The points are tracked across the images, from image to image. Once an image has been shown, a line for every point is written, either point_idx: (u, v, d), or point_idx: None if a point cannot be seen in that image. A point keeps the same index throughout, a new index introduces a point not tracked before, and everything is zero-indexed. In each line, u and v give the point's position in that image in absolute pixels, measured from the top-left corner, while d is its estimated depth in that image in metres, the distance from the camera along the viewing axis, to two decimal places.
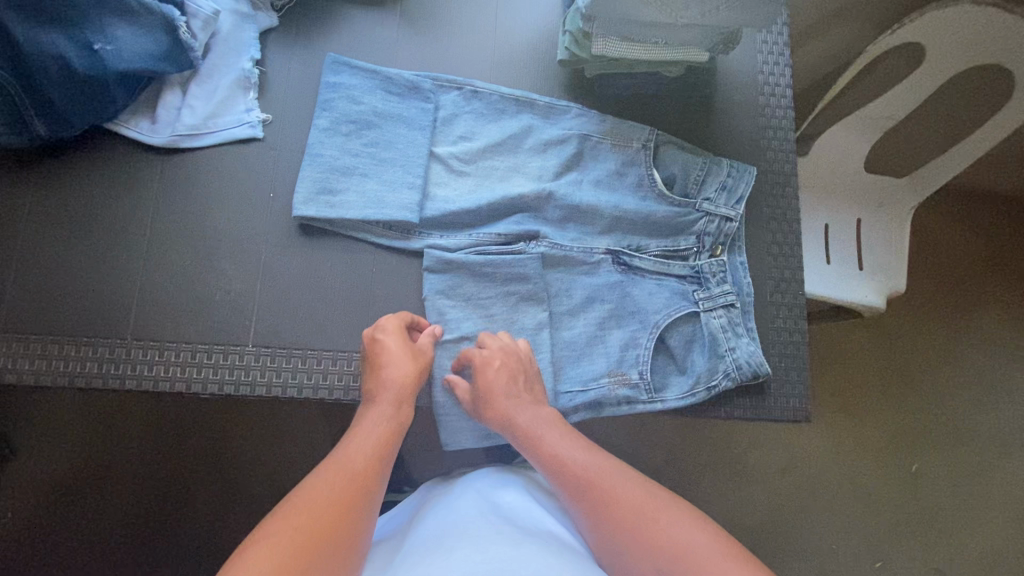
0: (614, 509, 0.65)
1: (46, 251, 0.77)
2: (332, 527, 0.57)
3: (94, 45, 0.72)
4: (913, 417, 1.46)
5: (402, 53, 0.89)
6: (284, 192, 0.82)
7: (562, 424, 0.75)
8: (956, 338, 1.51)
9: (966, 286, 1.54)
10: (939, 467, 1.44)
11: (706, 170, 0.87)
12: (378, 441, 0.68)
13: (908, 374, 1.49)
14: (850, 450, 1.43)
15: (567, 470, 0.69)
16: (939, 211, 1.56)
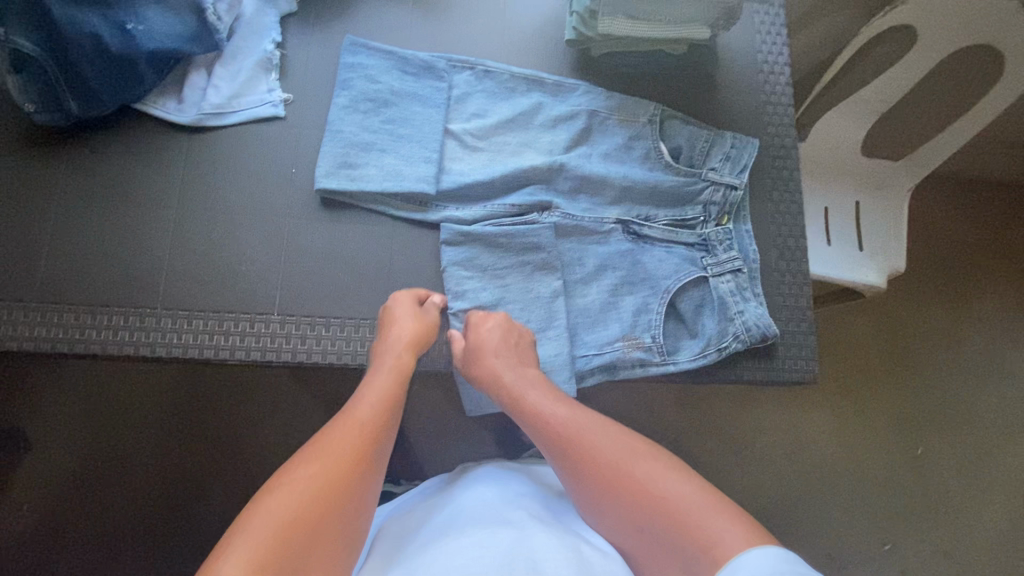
0: (590, 465, 0.66)
1: (79, 224, 0.80)
2: (338, 484, 0.57)
3: (126, 25, 0.75)
4: (915, 396, 1.49)
5: (416, 36, 0.93)
6: (305, 167, 0.86)
7: (550, 386, 0.76)
8: (957, 317, 1.54)
9: (964, 266, 1.57)
10: (943, 444, 1.46)
11: (710, 142, 0.91)
12: (382, 405, 0.68)
13: (910, 353, 1.51)
14: (855, 428, 1.45)
15: (551, 428, 0.70)
16: (935, 194, 1.60)
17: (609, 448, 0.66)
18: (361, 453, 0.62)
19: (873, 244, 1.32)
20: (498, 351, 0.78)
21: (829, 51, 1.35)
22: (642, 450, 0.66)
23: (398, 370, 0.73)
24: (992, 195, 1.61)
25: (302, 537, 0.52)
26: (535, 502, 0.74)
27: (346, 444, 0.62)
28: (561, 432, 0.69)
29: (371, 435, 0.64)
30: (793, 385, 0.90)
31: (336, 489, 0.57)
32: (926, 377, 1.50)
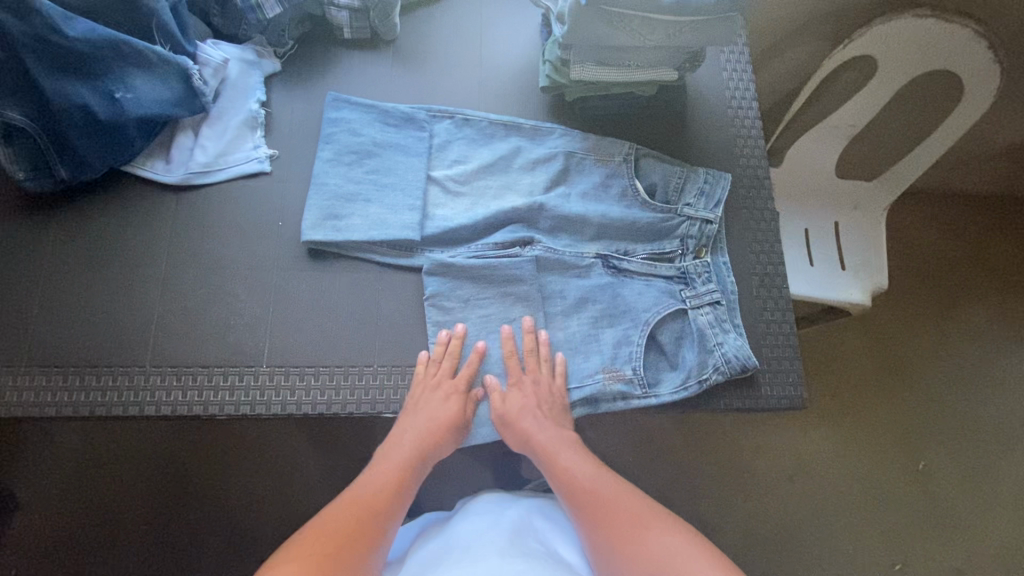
0: (609, 532, 0.73)
1: (66, 287, 0.81)
2: (362, 524, 0.70)
3: (116, 95, 0.78)
4: (911, 412, 1.49)
5: (397, 89, 0.97)
6: (292, 220, 0.88)
7: (579, 447, 0.82)
8: (945, 331, 1.56)
9: (948, 282, 1.60)
10: (943, 460, 1.46)
11: (684, 178, 0.94)
12: (418, 443, 0.79)
13: (902, 369, 1.52)
14: (853, 450, 1.45)
15: (577, 492, 0.77)
16: (913, 212, 1.64)
17: (625, 520, 0.73)
18: (387, 498, 0.74)
19: (854, 263, 1.35)
20: (534, 410, 0.82)
21: (795, 81, 1.40)
22: (654, 519, 0.73)
23: (445, 400, 0.81)
24: (966, 211, 1.65)
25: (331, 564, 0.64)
26: (532, 538, 0.77)
27: (377, 493, 0.74)
28: (584, 496, 0.76)
29: (396, 483, 0.76)
30: (783, 411, 0.90)
31: (359, 530, 0.69)
32: (919, 393, 1.51)
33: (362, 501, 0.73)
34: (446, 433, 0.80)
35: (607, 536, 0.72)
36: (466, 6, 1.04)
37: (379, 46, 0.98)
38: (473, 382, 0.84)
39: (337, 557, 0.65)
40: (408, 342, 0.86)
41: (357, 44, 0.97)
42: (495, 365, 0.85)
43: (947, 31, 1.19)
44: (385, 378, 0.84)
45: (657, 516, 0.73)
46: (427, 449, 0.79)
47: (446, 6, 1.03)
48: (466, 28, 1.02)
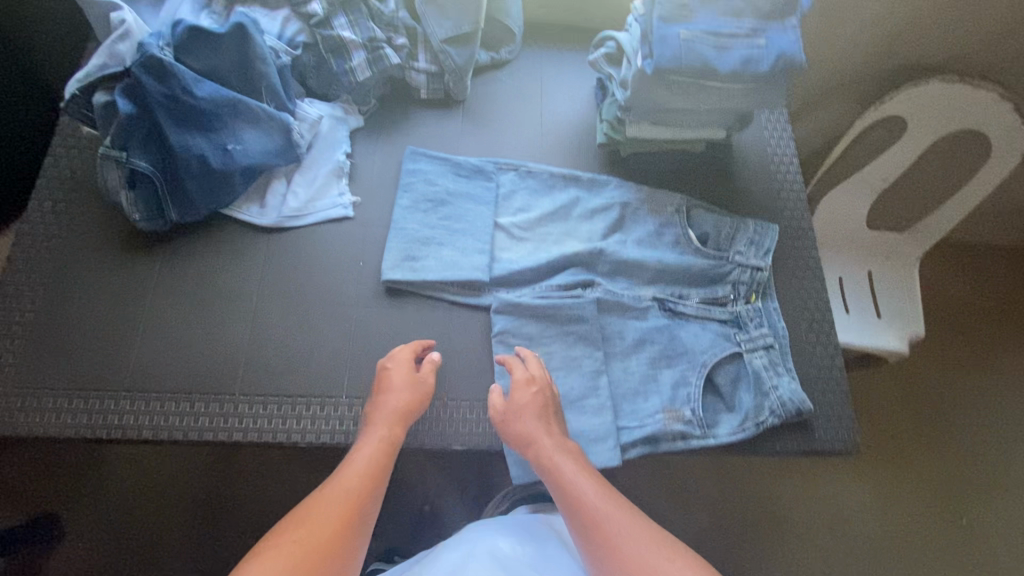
0: (606, 549, 0.72)
1: (167, 318, 0.87)
2: (347, 522, 0.70)
3: (227, 146, 0.86)
4: (951, 461, 1.48)
5: (466, 144, 1.07)
6: (371, 260, 0.95)
7: (579, 458, 0.80)
8: (980, 379, 1.57)
9: (981, 330, 1.62)
10: (985, 511, 1.44)
11: (735, 228, 1.00)
12: (396, 425, 0.80)
13: (939, 416, 1.53)
14: (895, 500, 1.43)
15: (579, 504, 0.76)
16: (942, 263, 1.68)
17: (622, 534, 0.73)
18: (368, 490, 0.74)
19: (891, 311, 1.40)
20: (539, 420, 0.82)
21: (827, 136, 1.48)
22: (646, 534, 0.73)
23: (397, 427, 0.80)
24: (997, 263, 1.69)
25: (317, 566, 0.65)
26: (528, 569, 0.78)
27: (357, 485, 0.73)
28: (587, 509, 0.75)
29: (374, 473, 0.75)
30: (837, 454, 0.93)
31: (343, 529, 0.69)
32: (962, 444, 1.50)
33: (341, 496, 0.72)
34: (417, 405, 0.83)
35: (605, 550, 0.72)
36: (528, 71, 1.14)
37: (450, 105, 1.08)
38: None
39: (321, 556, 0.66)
40: (476, 378, 0.91)
41: (431, 103, 1.07)
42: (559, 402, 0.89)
43: (974, 95, 1.26)
44: (455, 413, 0.89)
45: (650, 532, 0.74)
46: (401, 435, 0.80)
47: (510, 70, 1.14)
48: (527, 91, 1.13)
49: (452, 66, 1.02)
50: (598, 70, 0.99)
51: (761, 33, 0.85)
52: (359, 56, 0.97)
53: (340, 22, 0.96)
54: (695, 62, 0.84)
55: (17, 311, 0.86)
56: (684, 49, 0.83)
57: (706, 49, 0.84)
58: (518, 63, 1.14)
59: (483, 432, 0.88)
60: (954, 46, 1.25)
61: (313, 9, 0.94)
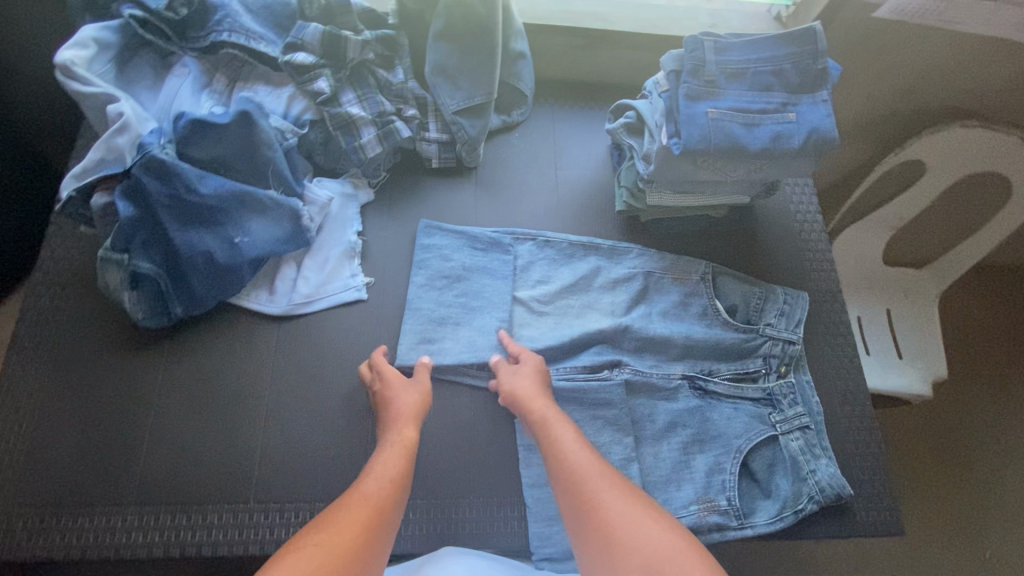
0: (592, 512, 0.65)
1: (176, 421, 0.83)
2: (374, 524, 0.62)
3: (234, 239, 0.82)
4: (979, 503, 1.43)
5: (481, 212, 1.03)
6: (387, 346, 0.91)
7: (573, 423, 0.79)
8: (1003, 410, 1.52)
9: (1004, 360, 1.56)
10: (1017, 554, 1.38)
11: (764, 298, 0.97)
12: (410, 425, 0.79)
13: (964, 454, 1.48)
14: (925, 547, 1.39)
15: (569, 467, 0.71)
16: (962, 291, 1.62)
17: (612, 498, 0.66)
18: (392, 496, 0.67)
19: (912, 351, 1.35)
20: (532, 383, 0.84)
21: (844, 176, 1.44)
22: (637, 502, 0.66)
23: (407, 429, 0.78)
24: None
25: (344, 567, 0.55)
26: None
27: (381, 487, 0.67)
28: (577, 476, 0.69)
29: (397, 476, 0.70)
30: (878, 536, 0.89)
31: (368, 530, 0.61)
32: (990, 481, 1.45)
33: (363, 496, 0.65)
34: (424, 408, 0.83)
35: (593, 515, 0.65)
36: (541, 132, 1.11)
37: (463, 172, 1.04)
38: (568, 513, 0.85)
39: (348, 561, 0.56)
40: (502, 470, 0.88)
41: (443, 171, 1.03)
42: None
43: (996, 138, 1.23)
44: (480, 511, 0.86)
45: (638, 499, 0.66)
46: (415, 436, 0.78)
47: (523, 132, 1.10)
48: (542, 153, 1.09)
49: (465, 137, 0.98)
50: (617, 139, 0.95)
51: (791, 108, 0.81)
52: (370, 132, 0.93)
53: (348, 98, 0.92)
54: (725, 141, 0.80)
55: (16, 420, 0.81)
56: (713, 129, 0.79)
57: (735, 127, 0.80)
58: (531, 124, 1.11)
59: (511, 529, 0.85)
60: (977, 90, 1.21)
61: (319, 87, 0.89)
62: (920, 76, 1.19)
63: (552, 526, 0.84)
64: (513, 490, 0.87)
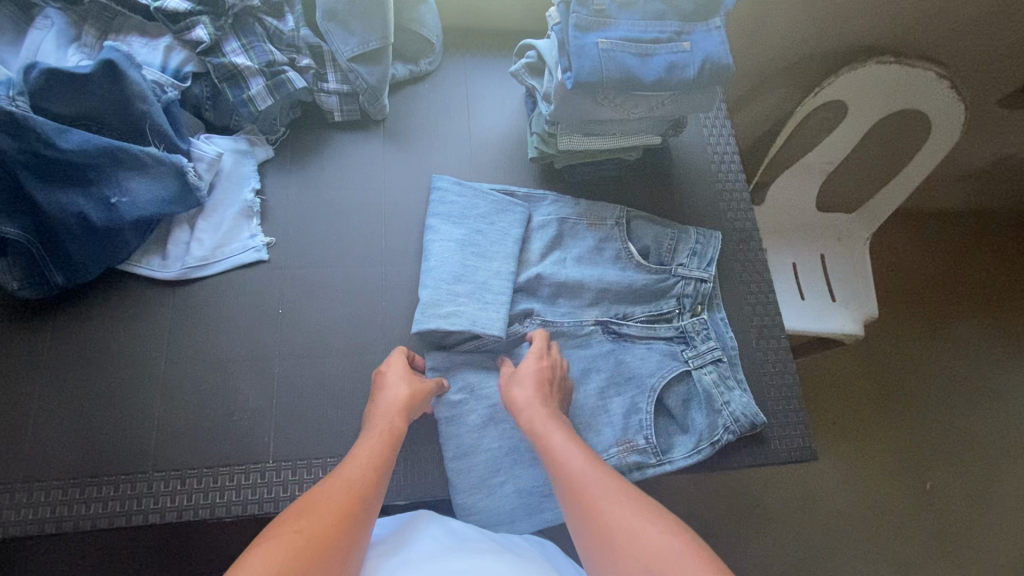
0: (591, 515, 0.66)
1: (63, 395, 0.79)
2: (354, 509, 0.64)
3: (111, 200, 0.78)
4: (911, 434, 1.49)
5: (391, 165, 1.00)
6: (292, 306, 0.88)
7: (568, 430, 0.78)
8: (933, 347, 1.57)
9: (933, 297, 1.61)
10: (946, 478, 1.45)
11: (676, 239, 0.99)
12: (399, 415, 0.78)
13: (897, 390, 1.53)
14: (863, 478, 1.44)
15: (568, 474, 0.71)
16: (895, 235, 1.66)
17: (611, 504, 0.66)
18: (370, 486, 0.68)
19: (846, 294, 1.37)
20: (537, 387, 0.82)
21: (771, 122, 1.45)
22: (632, 504, 0.66)
23: (394, 421, 0.77)
24: (952, 229, 1.67)
25: (322, 551, 0.58)
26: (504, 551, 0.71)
27: (364, 475, 0.69)
28: (575, 481, 0.69)
29: (379, 458, 0.72)
30: (795, 462, 0.92)
31: (348, 515, 0.63)
32: (922, 412, 1.51)
33: (348, 486, 0.67)
34: (417, 399, 0.81)
35: (592, 520, 0.65)
36: (452, 81, 1.07)
37: (370, 126, 1.01)
38: (488, 478, 0.85)
39: (329, 544, 0.59)
40: (420, 426, 0.88)
41: (348, 125, 1.00)
42: (507, 457, 0.87)
43: (909, 74, 1.24)
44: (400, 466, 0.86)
45: (635, 500, 0.66)
46: (404, 426, 0.78)
47: (433, 83, 1.06)
48: (453, 103, 1.06)
49: (365, 87, 0.94)
50: (520, 81, 0.92)
51: (685, 37, 0.80)
52: (257, 83, 0.88)
53: (232, 47, 0.87)
54: (618, 72, 0.78)
55: None
56: (605, 61, 0.77)
57: (628, 58, 0.78)
58: (442, 74, 1.07)
59: (431, 484, 0.86)
60: (890, 25, 1.21)
61: (197, 36, 0.84)
62: (831, 11, 1.19)
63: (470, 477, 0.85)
64: (430, 444, 0.88)
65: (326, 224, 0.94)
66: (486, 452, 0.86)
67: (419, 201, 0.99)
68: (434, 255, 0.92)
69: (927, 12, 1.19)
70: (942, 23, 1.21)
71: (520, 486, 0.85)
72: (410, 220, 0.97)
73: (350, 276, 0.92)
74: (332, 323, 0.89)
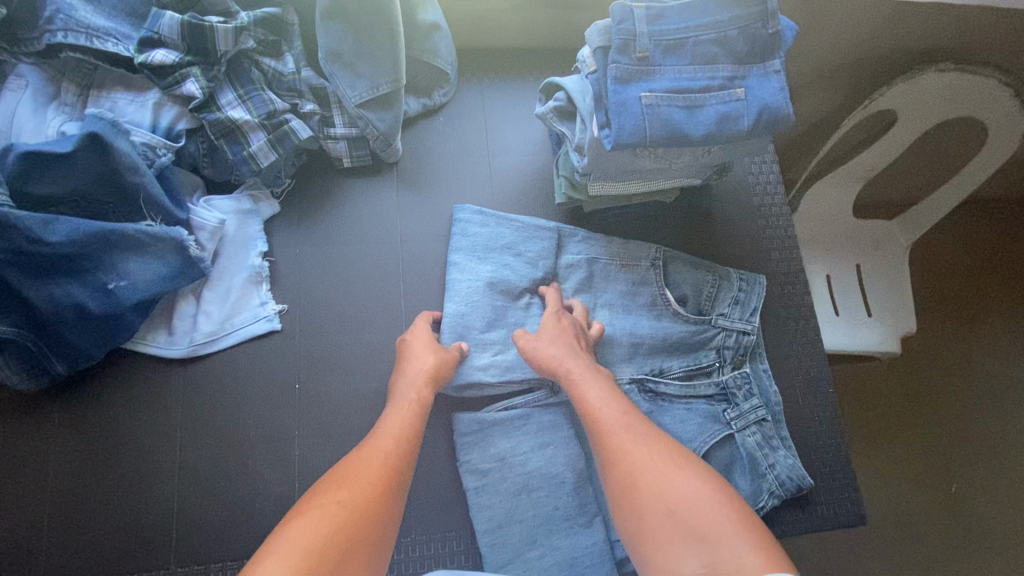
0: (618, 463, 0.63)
1: (76, 487, 0.75)
2: (389, 477, 0.63)
3: (108, 285, 0.71)
4: (942, 434, 1.30)
5: (406, 213, 0.92)
6: (309, 378, 0.83)
7: (606, 382, 0.75)
8: (978, 338, 1.35)
9: (983, 284, 1.38)
10: (981, 480, 1.27)
11: (717, 287, 0.92)
12: (425, 385, 0.77)
13: (932, 386, 1.33)
14: (887, 481, 1.27)
15: (596, 419, 0.69)
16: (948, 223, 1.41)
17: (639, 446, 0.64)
18: (403, 455, 0.67)
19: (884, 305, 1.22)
20: (559, 342, 0.80)
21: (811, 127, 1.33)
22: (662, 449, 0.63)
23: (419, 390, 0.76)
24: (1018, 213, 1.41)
25: (361, 526, 0.57)
26: None
27: (395, 446, 0.68)
28: (603, 423, 0.68)
29: (405, 435, 0.70)
30: (842, 526, 0.88)
31: (383, 489, 0.62)
32: (957, 408, 1.32)
33: (379, 456, 0.66)
34: (444, 368, 0.80)
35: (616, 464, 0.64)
36: (470, 111, 0.98)
37: (382, 169, 0.92)
38: (524, 552, 0.80)
39: (366, 521, 0.58)
40: (450, 502, 0.84)
41: (358, 170, 0.91)
42: (542, 525, 0.82)
43: (972, 82, 1.11)
44: (433, 546, 0.82)
45: (662, 446, 0.64)
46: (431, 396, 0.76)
47: (449, 114, 0.97)
48: (470, 137, 0.97)
49: (376, 133, 0.86)
50: (548, 125, 0.82)
51: (739, 82, 0.70)
52: (259, 138, 0.80)
53: (228, 99, 0.79)
54: (663, 130, 0.69)
55: None
56: (650, 117, 0.68)
57: (675, 112, 0.69)
58: (457, 105, 0.97)
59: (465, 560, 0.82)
60: (952, 27, 1.09)
61: (188, 90, 0.75)
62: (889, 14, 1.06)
63: (505, 553, 0.80)
64: (462, 520, 0.84)
65: (339, 282, 0.87)
66: (522, 522, 0.82)
67: (438, 251, 0.91)
68: (461, 297, 0.86)
69: (995, 14, 1.07)
70: (1013, 26, 1.08)
71: (559, 559, 0.81)
72: (429, 273, 0.90)
73: (368, 341, 0.86)
74: (353, 394, 0.83)
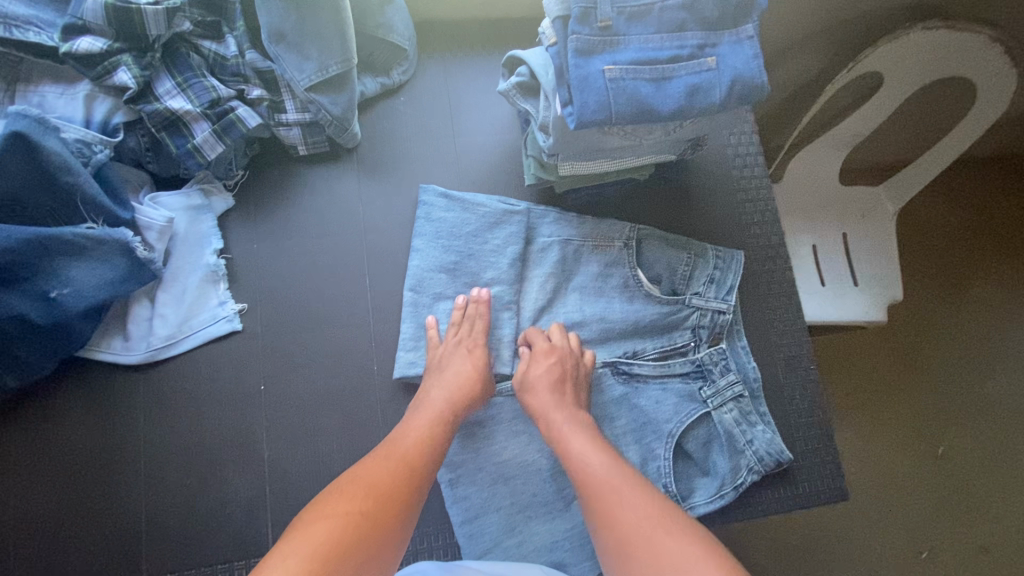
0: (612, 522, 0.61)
1: (37, 499, 0.73)
2: (409, 481, 0.64)
3: (51, 294, 0.68)
4: (930, 399, 1.29)
5: (367, 203, 0.87)
6: (273, 379, 0.80)
7: (596, 435, 0.72)
8: (964, 302, 1.33)
9: (971, 249, 1.35)
10: (965, 441, 1.26)
11: (693, 265, 0.89)
12: (469, 384, 0.76)
13: (920, 353, 1.31)
14: (878, 449, 1.25)
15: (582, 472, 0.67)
16: (935, 187, 1.37)
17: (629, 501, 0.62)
18: (424, 455, 0.67)
19: (869, 274, 1.18)
20: (552, 389, 0.77)
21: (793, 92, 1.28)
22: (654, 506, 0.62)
23: (460, 379, 0.76)
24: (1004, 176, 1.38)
25: (377, 529, 0.58)
26: None
27: (416, 446, 0.68)
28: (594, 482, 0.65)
29: (430, 439, 0.69)
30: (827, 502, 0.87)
31: (400, 490, 0.63)
32: (943, 372, 1.30)
33: (396, 456, 0.66)
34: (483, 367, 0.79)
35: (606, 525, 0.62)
36: (430, 89, 0.92)
37: (340, 156, 0.88)
38: (502, 542, 0.79)
39: (383, 527, 0.59)
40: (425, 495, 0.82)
41: (316, 158, 0.87)
42: (520, 514, 0.81)
43: (957, 39, 1.06)
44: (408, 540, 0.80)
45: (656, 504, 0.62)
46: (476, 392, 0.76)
47: (409, 94, 0.92)
48: (432, 117, 0.92)
49: (329, 118, 0.81)
50: (512, 103, 0.77)
51: (710, 51, 0.66)
52: (203, 129, 0.75)
53: (166, 88, 0.74)
54: (630, 106, 0.64)
55: None
56: (615, 92, 0.64)
57: (641, 86, 0.64)
58: (418, 84, 0.92)
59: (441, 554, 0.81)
60: None
61: (120, 80, 0.70)
62: None
63: (484, 543, 0.79)
64: (438, 514, 0.82)
65: (300, 277, 0.84)
66: (499, 512, 0.80)
67: (403, 239, 0.87)
68: (423, 284, 0.84)
69: None
70: None
71: (539, 545, 0.80)
72: (392, 263, 0.86)
73: (333, 337, 0.82)
74: (319, 392, 0.80)
